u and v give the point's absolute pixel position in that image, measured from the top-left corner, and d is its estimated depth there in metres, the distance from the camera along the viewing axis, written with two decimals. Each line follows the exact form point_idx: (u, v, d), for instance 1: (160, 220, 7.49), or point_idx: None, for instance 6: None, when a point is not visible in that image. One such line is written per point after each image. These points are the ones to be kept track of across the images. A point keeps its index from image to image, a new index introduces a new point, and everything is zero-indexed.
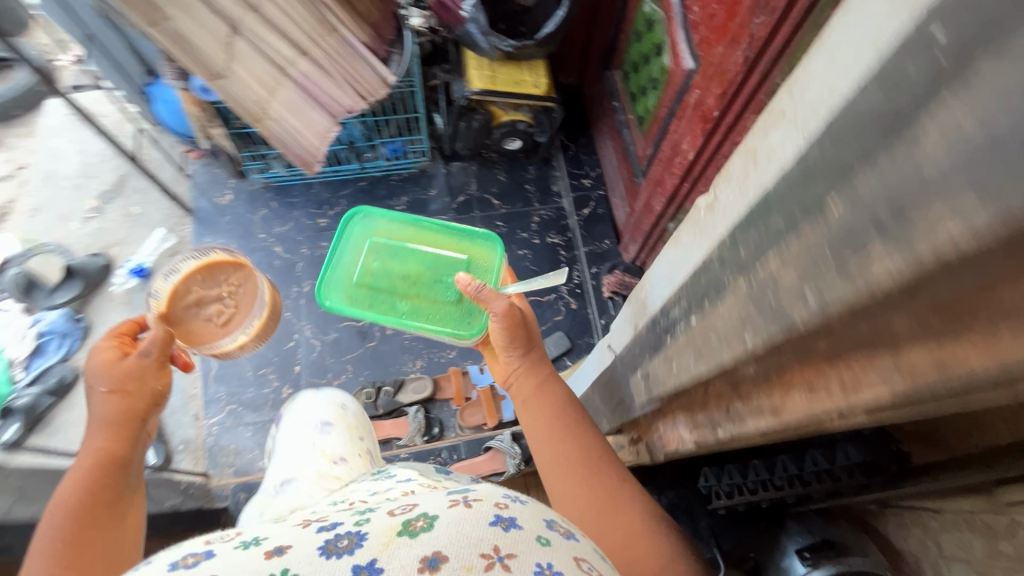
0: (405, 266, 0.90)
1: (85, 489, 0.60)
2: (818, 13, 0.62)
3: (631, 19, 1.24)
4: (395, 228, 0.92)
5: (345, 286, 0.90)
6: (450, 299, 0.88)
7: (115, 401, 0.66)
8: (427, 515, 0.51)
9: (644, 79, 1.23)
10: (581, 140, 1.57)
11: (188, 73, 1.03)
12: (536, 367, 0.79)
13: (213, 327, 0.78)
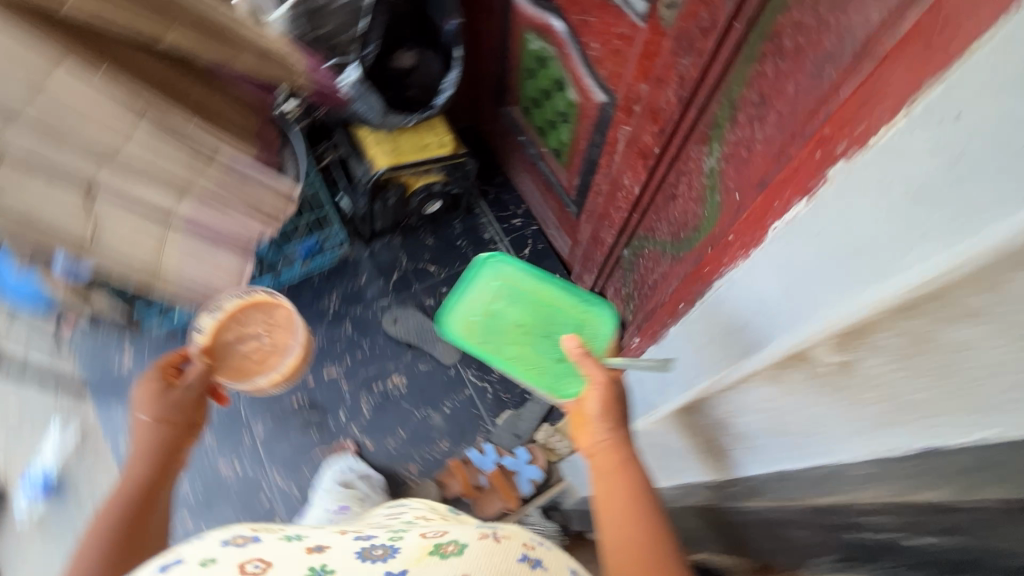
0: (520, 314, 0.88)
1: (129, 508, 0.68)
2: (747, 49, 0.61)
3: (517, 56, 1.22)
4: (522, 277, 0.88)
5: (464, 317, 0.90)
6: (552, 356, 0.87)
7: (163, 427, 0.73)
8: (457, 540, 0.54)
9: (550, 113, 1.20)
10: (497, 181, 1.53)
11: (44, 253, 0.85)
12: (623, 446, 0.72)
13: (257, 360, 0.96)
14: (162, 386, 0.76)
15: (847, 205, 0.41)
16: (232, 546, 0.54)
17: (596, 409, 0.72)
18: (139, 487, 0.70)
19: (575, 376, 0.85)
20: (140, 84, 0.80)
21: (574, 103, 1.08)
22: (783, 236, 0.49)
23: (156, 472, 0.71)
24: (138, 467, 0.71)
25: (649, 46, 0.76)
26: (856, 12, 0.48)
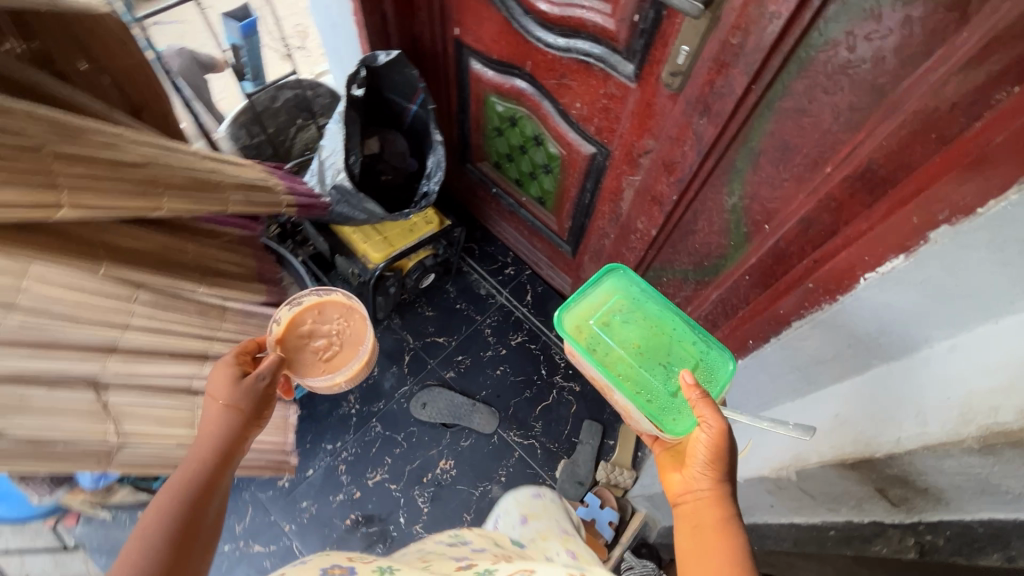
0: (636, 331, 0.84)
1: (186, 497, 0.61)
2: (764, 103, 0.65)
3: (480, 117, 1.21)
4: (644, 300, 0.86)
5: (579, 318, 0.84)
6: (664, 384, 0.78)
7: (234, 413, 0.68)
8: None
9: (528, 166, 1.21)
10: (478, 235, 1.52)
11: (69, 474, 0.76)
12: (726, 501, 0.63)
13: (326, 360, 0.91)
14: (237, 373, 0.70)
15: (954, 258, 0.46)
16: None
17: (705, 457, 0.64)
18: (199, 476, 0.63)
19: (687, 411, 0.76)
20: (136, 268, 0.75)
21: (556, 157, 1.10)
22: (885, 282, 0.56)
23: (212, 464, 0.64)
24: (198, 456, 0.64)
25: (648, 106, 0.79)
26: (882, 73, 0.53)
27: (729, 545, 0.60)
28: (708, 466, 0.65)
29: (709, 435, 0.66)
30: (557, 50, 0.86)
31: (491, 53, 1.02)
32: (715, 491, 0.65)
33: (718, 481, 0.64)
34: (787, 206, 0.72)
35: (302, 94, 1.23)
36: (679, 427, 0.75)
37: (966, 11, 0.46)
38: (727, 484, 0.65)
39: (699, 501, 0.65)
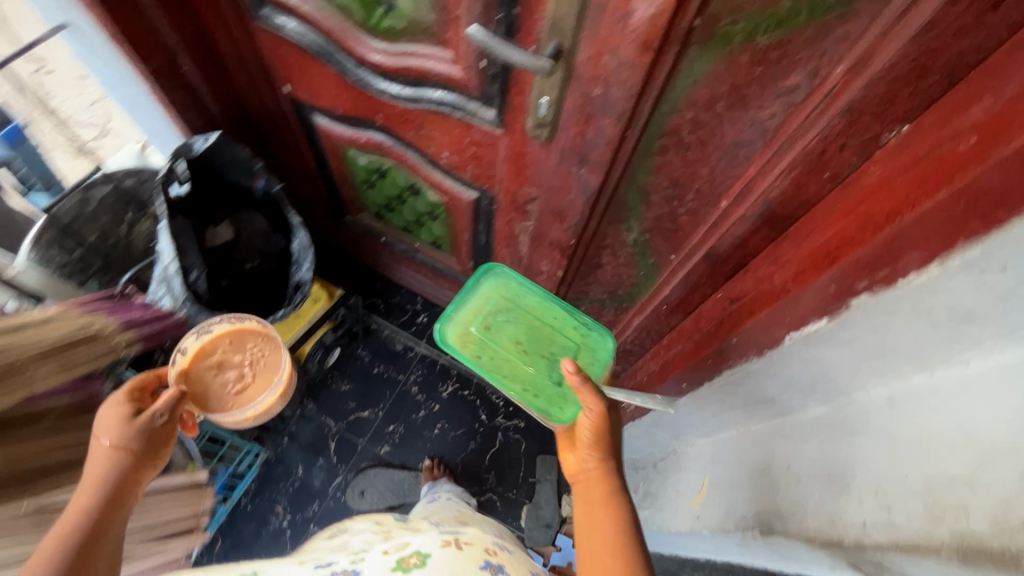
0: (516, 328, 0.85)
1: (65, 547, 0.54)
2: (644, 144, 0.58)
3: (343, 171, 1.06)
4: (523, 295, 0.85)
5: (460, 328, 0.85)
6: (547, 377, 0.82)
7: (128, 453, 0.61)
8: (418, 552, 0.63)
9: (412, 214, 1.09)
10: (379, 286, 1.38)
11: None
12: (612, 475, 0.69)
13: (234, 395, 0.82)
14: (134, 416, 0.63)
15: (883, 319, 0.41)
16: None
17: (590, 438, 0.70)
18: (83, 525, 0.56)
19: (569, 398, 0.81)
20: None
21: (439, 203, 0.99)
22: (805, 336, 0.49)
23: (101, 509, 0.58)
24: (83, 501, 0.58)
25: (521, 154, 0.70)
26: (761, 110, 0.48)
27: (615, 518, 0.65)
28: (595, 447, 0.70)
29: (594, 422, 0.70)
30: (403, 99, 0.75)
31: (334, 110, 0.88)
32: (601, 469, 0.70)
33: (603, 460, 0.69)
34: (691, 239, 0.66)
35: (119, 186, 1.00)
36: (565, 415, 0.81)
37: (837, 47, 0.40)
38: (611, 461, 0.70)
39: (590, 479, 0.70)
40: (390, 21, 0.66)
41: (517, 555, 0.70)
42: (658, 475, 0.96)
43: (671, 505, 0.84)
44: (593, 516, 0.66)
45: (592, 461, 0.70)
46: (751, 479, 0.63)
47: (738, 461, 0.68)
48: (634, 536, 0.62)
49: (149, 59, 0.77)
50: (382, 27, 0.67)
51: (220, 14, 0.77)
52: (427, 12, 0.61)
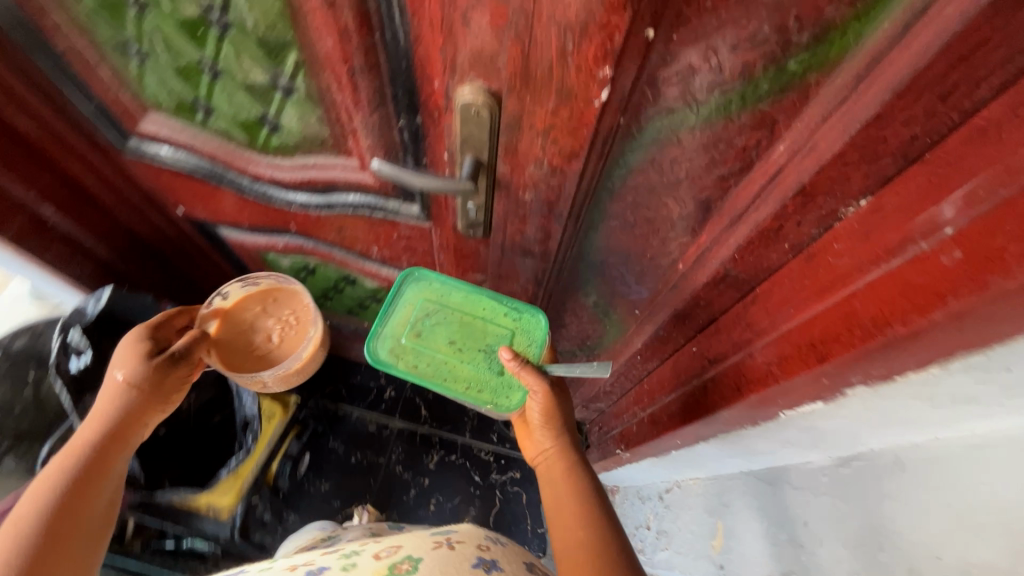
0: (448, 325, 0.73)
1: (63, 482, 0.52)
2: (587, 226, 0.54)
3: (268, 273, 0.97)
4: (447, 294, 0.73)
5: (390, 343, 0.73)
6: (491, 371, 0.72)
7: (140, 391, 0.59)
8: (410, 556, 0.59)
9: (352, 300, 1.01)
10: (335, 370, 1.29)
11: None
12: (571, 448, 0.69)
13: (261, 355, 0.82)
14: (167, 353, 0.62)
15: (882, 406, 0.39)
16: None
17: (538, 419, 0.70)
18: (86, 456, 0.55)
19: (518, 386, 0.72)
20: None
21: (380, 288, 0.92)
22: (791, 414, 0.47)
23: (106, 442, 0.56)
24: (89, 434, 0.56)
25: (457, 246, 0.65)
26: (703, 188, 0.45)
27: (576, 487, 0.64)
28: (545, 425, 0.69)
29: (540, 406, 0.68)
30: (317, 206, 0.67)
31: (240, 223, 0.79)
32: (557, 447, 0.69)
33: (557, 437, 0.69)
34: (656, 299, 0.63)
35: (7, 350, 0.83)
36: (515, 403, 0.73)
37: (774, 130, 0.37)
38: (565, 436, 0.69)
39: (551, 460, 0.69)
40: (279, 139, 0.58)
41: (511, 549, 0.65)
42: (667, 511, 0.94)
43: (689, 552, 0.81)
44: (557, 488, 0.65)
45: (547, 441, 0.70)
46: (768, 530, 0.61)
47: (751, 509, 0.66)
48: (595, 497, 0.62)
49: (5, 225, 0.66)
50: (271, 145, 0.59)
51: (79, 156, 0.67)
52: (319, 126, 0.54)
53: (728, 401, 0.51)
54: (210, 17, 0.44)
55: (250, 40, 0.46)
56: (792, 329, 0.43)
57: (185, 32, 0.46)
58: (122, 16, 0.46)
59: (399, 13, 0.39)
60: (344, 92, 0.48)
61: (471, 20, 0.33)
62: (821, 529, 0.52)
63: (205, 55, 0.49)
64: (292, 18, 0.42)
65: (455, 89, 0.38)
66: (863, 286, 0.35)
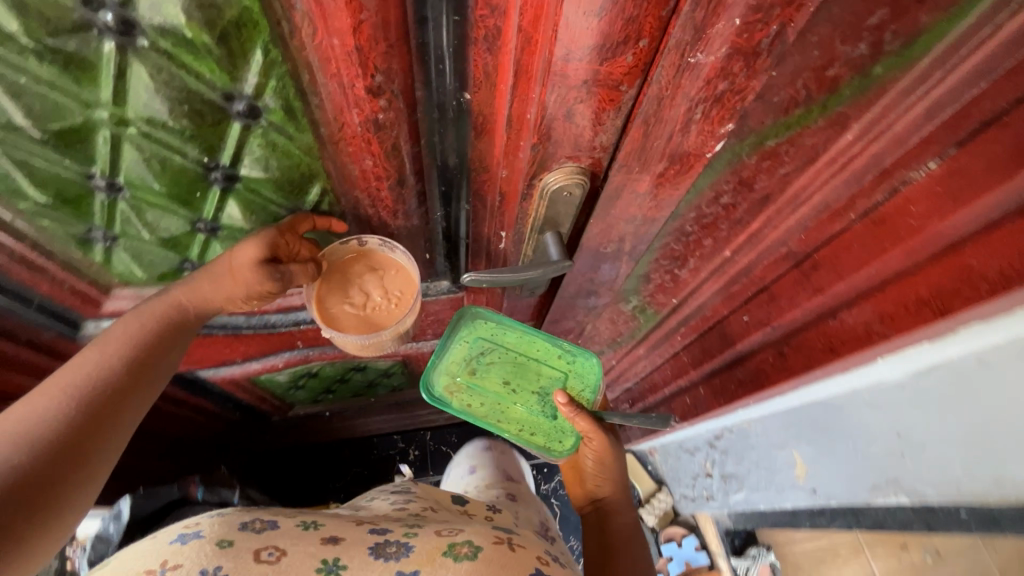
0: (501, 365, 0.69)
1: (113, 371, 0.46)
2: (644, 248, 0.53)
3: (261, 391, 0.93)
4: (503, 334, 0.68)
5: (444, 378, 0.70)
6: (546, 416, 0.71)
7: (235, 278, 0.52)
8: (471, 542, 0.51)
9: (358, 384, 1.01)
10: (348, 452, 1.22)
11: None
12: (620, 496, 0.72)
13: (343, 311, 0.59)
14: (272, 267, 0.51)
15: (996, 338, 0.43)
16: (248, 533, 0.49)
17: (592, 469, 0.71)
18: (167, 312, 0.51)
19: (572, 432, 0.72)
20: None
21: (391, 362, 0.91)
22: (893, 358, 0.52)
23: (160, 337, 0.50)
24: (149, 321, 0.50)
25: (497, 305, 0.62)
26: (762, 187, 0.46)
27: (621, 537, 0.67)
28: (598, 474, 0.71)
29: (595, 450, 0.69)
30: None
31: (236, 357, 0.74)
32: (607, 496, 0.72)
33: (614, 487, 0.71)
34: (699, 288, 0.65)
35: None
36: (569, 447, 0.73)
37: (843, 125, 0.39)
38: (619, 484, 0.71)
39: (599, 505, 0.72)
40: None
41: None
42: (725, 456, 0.99)
43: (770, 486, 0.89)
44: (605, 541, 0.67)
45: (602, 489, 0.71)
46: (859, 451, 0.67)
47: (824, 438, 0.72)
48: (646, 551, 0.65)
49: None
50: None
51: (25, 365, 0.54)
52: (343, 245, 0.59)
53: (817, 360, 0.55)
54: (212, 176, 0.46)
55: (261, 183, 0.48)
56: (885, 286, 0.46)
57: (175, 194, 0.47)
58: (88, 202, 0.45)
59: (463, 114, 0.39)
60: (379, 206, 0.51)
61: (578, 114, 0.31)
62: (921, 440, 0.58)
63: (200, 214, 0.50)
64: (318, 153, 0.45)
65: (544, 179, 0.36)
66: (969, 243, 0.38)
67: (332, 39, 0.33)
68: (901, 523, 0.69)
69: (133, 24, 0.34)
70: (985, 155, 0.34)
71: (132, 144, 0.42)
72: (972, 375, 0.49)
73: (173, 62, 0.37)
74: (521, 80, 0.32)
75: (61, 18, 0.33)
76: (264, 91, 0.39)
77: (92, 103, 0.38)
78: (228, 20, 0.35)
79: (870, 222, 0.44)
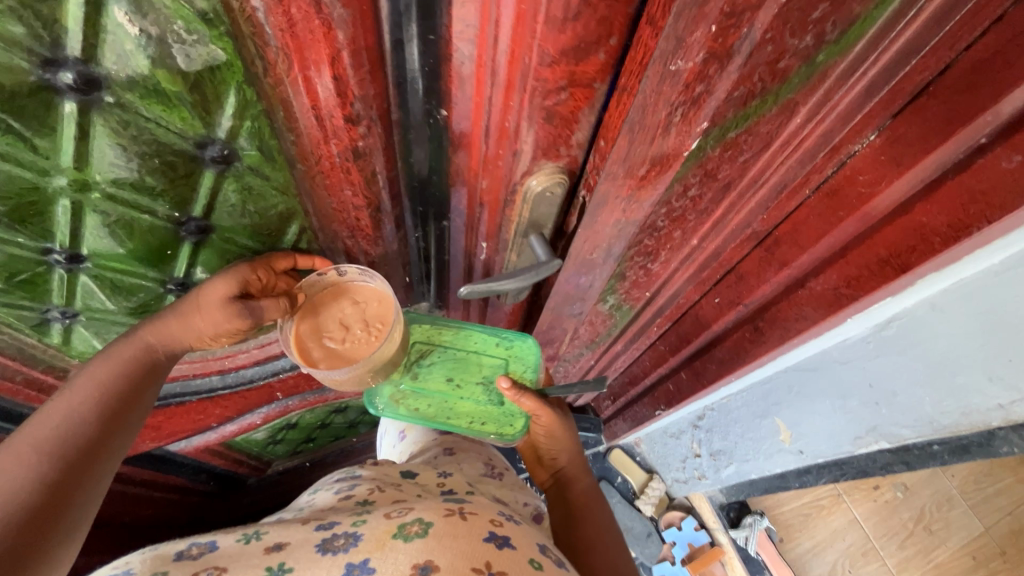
0: (442, 366, 0.71)
1: (84, 421, 0.43)
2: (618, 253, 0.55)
3: (238, 450, 0.93)
4: (439, 333, 0.71)
5: (388, 389, 0.71)
6: (492, 403, 0.71)
7: (207, 309, 0.50)
8: (422, 518, 0.47)
9: (340, 424, 1.06)
10: None
11: None
12: (578, 466, 0.72)
13: (318, 344, 0.56)
14: (242, 304, 0.50)
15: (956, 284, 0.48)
16: (182, 561, 0.44)
17: (548, 443, 0.70)
18: (142, 352, 0.49)
19: (522, 413, 0.71)
20: None
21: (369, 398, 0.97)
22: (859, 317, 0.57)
23: (133, 380, 0.47)
24: (119, 365, 0.47)
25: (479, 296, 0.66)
26: (723, 177, 0.48)
27: (587, 507, 0.68)
28: (555, 449, 0.70)
29: (544, 428, 0.68)
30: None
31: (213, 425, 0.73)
32: (564, 467, 0.72)
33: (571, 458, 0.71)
34: (671, 279, 0.67)
35: None
36: (521, 430, 0.72)
37: (792, 110, 0.41)
38: (575, 453, 0.71)
39: (558, 478, 0.72)
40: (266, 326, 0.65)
41: (534, 536, 0.51)
42: (710, 435, 1.03)
43: (759, 455, 0.93)
44: (569, 513, 0.68)
45: (558, 460, 0.71)
46: (836, 408, 0.72)
47: (803, 400, 0.76)
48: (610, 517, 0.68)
49: None
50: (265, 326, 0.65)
51: None
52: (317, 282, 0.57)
53: (792, 331, 0.59)
54: (185, 229, 0.49)
55: (235, 231, 0.52)
56: (846, 252, 0.50)
57: (142, 255, 0.50)
58: (48, 277, 0.49)
59: (440, 131, 0.45)
60: (357, 236, 0.55)
61: (556, 114, 0.34)
62: (892, 389, 0.63)
63: (170, 272, 0.53)
64: (293, 190, 0.50)
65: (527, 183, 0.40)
66: (918, 202, 0.42)
67: (307, 72, 0.36)
68: (883, 465, 0.75)
69: (99, 81, 0.36)
70: (920, 121, 0.39)
71: (95, 208, 0.44)
72: (926, 322, 0.54)
73: (140, 117, 0.39)
74: (506, 83, 0.34)
75: (23, 85, 0.35)
76: (236, 133, 0.43)
77: (54, 170, 0.41)
78: (200, 67, 0.38)
79: (823, 194, 0.49)
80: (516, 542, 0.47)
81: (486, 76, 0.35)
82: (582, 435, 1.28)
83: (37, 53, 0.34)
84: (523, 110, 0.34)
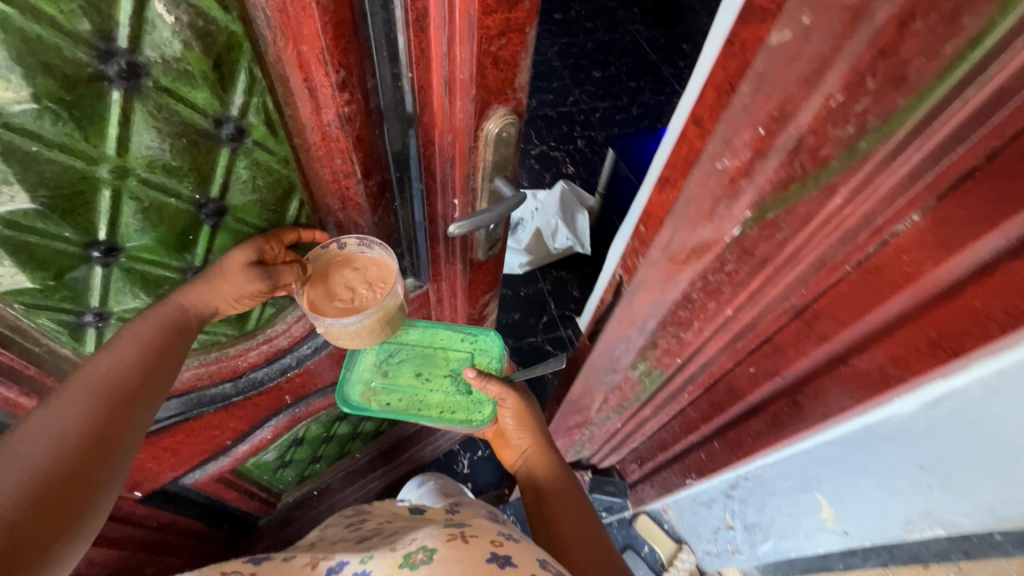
0: (413, 362, 0.82)
1: (115, 387, 0.47)
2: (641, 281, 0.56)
3: (250, 477, 0.95)
4: (411, 333, 0.83)
5: (361, 385, 0.80)
6: (461, 392, 0.81)
7: (227, 277, 0.53)
8: (425, 547, 0.54)
9: (343, 435, 1.09)
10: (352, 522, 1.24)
11: None
12: (541, 446, 0.77)
13: (326, 300, 0.59)
14: (261, 268, 0.53)
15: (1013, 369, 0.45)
16: None
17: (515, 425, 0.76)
18: (172, 317, 0.52)
19: (489, 399, 0.81)
20: None
21: None
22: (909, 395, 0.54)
23: (163, 345, 0.51)
24: (151, 329, 0.50)
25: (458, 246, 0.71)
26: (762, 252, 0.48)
27: (557, 479, 0.74)
28: (519, 427, 0.76)
29: (511, 412, 0.76)
30: (314, 352, 0.75)
31: None
32: (529, 444, 0.77)
33: (534, 436, 0.77)
34: (704, 346, 0.65)
35: None
36: (489, 416, 0.80)
37: (829, 192, 0.41)
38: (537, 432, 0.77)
39: (527, 456, 0.77)
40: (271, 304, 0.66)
41: (532, 546, 0.57)
42: (744, 507, 0.98)
43: (799, 532, 0.87)
44: (539, 491, 0.73)
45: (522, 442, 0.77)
46: (883, 486, 0.67)
47: (847, 476, 0.71)
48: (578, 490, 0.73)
49: None
50: (266, 315, 0.67)
51: None
52: (319, 250, 0.60)
53: (835, 408, 0.56)
54: (203, 210, 0.51)
55: (247, 210, 0.54)
56: (891, 330, 0.48)
57: (169, 242, 0.51)
58: (85, 275, 0.49)
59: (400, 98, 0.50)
60: (348, 207, 0.58)
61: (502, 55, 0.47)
62: (947, 470, 0.59)
63: (191, 258, 0.54)
64: (294, 159, 0.52)
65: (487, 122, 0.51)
66: (969, 285, 0.41)
67: (300, 48, 0.42)
68: (939, 554, 0.68)
69: (139, 67, 0.39)
70: (967, 206, 0.38)
71: (131, 195, 0.46)
72: (981, 402, 0.51)
73: (172, 100, 0.42)
74: (458, 34, 0.44)
75: (78, 75, 0.37)
76: (247, 109, 0.46)
77: (98, 158, 0.42)
78: (218, 47, 0.41)
79: (865, 271, 0.47)
80: (514, 557, 0.53)
81: (440, 36, 0.44)
82: (607, 500, 1.23)
83: (94, 46, 0.37)
84: (474, 56, 0.45)
